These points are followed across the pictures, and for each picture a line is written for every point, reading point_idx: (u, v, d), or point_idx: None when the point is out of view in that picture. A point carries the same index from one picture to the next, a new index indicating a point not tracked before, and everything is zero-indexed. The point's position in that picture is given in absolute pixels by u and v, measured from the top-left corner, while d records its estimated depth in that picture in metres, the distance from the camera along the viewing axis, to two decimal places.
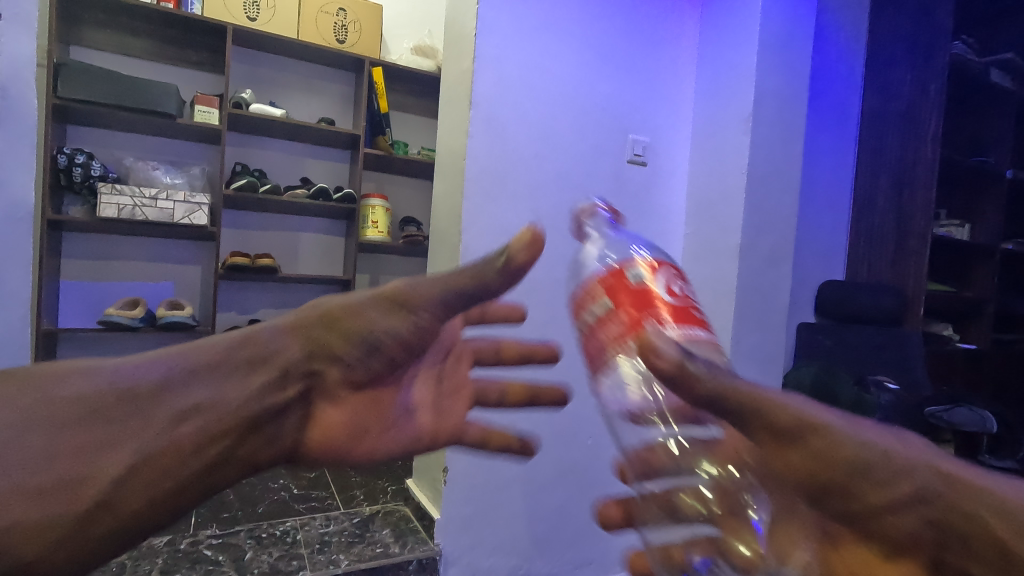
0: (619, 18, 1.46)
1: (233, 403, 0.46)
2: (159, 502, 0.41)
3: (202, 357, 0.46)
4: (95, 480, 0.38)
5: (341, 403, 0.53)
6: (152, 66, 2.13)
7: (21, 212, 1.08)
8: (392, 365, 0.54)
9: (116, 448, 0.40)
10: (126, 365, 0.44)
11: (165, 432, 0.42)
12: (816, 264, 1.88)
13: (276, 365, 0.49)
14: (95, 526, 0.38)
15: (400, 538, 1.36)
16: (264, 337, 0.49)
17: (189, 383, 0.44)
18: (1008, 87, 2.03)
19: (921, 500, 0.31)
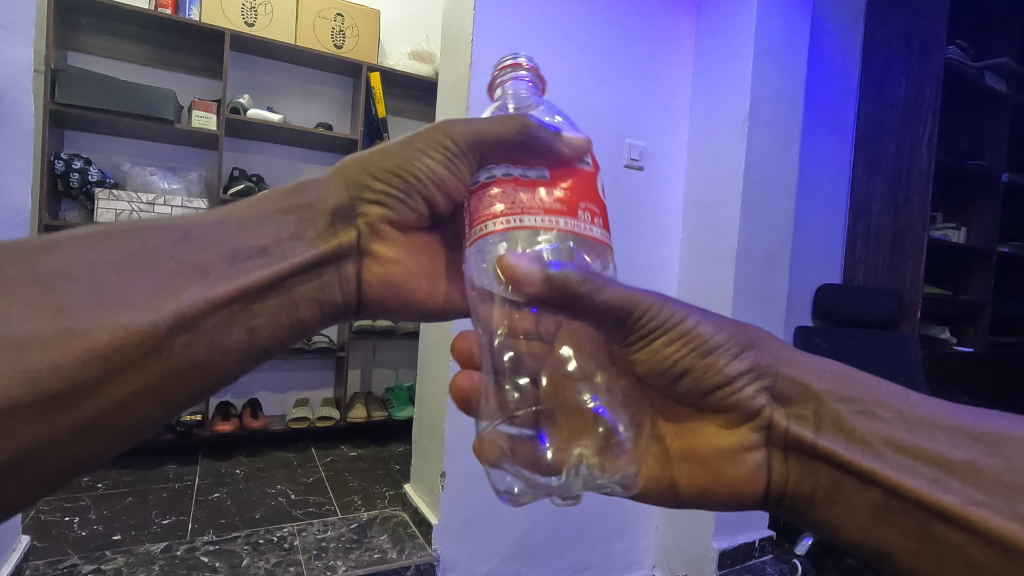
0: (614, 25, 1.46)
1: (185, 285, 0.46)
2: (117, 373, 0.41)
3: (130, 243, 0.45)
4: (40, 350, 0.38)
5: (314, 280, 0.55)
6: (149, 72, 2.12)
7: (17, 217, 1.08)
8: (430, 204, 0.58)
9: (56, 315, 0.39)
10: (59, 249, 0.43)
11: (127, 311, 0.42)
12: (812, 268, 1.89)
13: (229, 248, 0.49)
14: (44, 396, 0.37)
15: (397, 544, 1.36)
16: (204, 226, 0.50)
17: (123, 266, 0.44)
18: (1003, 92, 2.04)
19: (740, 350, 0.53)
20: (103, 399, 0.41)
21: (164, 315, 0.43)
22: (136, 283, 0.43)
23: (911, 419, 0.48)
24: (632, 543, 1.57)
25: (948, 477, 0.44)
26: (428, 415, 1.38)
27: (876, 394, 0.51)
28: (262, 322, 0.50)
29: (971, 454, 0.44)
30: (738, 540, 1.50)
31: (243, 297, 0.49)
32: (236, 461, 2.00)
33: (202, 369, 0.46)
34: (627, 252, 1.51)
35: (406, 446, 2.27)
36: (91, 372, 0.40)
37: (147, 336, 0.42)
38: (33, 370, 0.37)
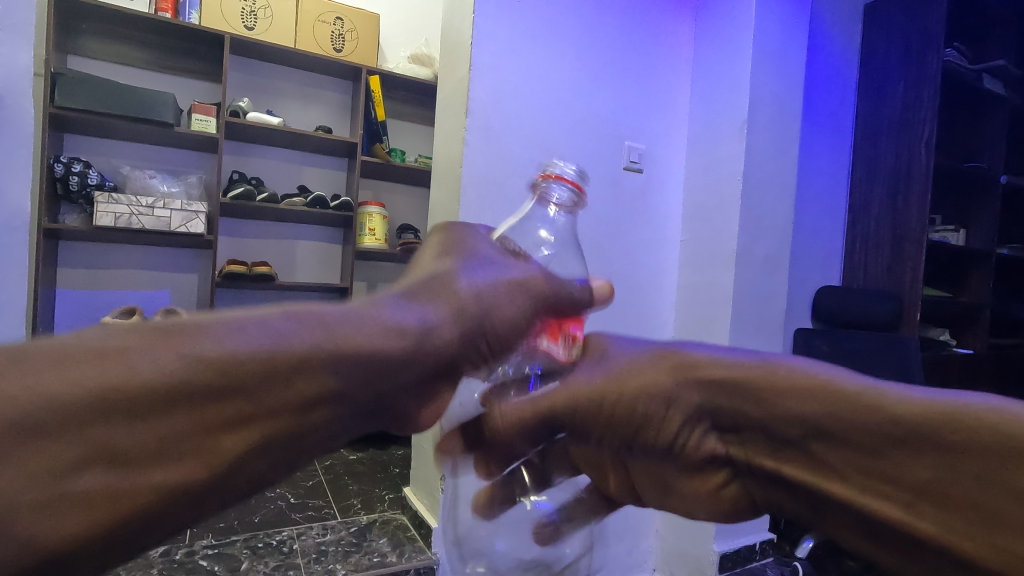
0: (614, 26, 1.47)
1: (241, 432, 0.33)
2: (136, 540, 0.30)
3: (215, 367, 0.32)
4: (71, 519, 0.27)
5: (379, 425, 0.43)
6: (149, 75, 2.13)
7: (17, 220, 1.09)
8: (494, 342, 0.54)
9: (112, 467, 0.29)
10: (142, 356, 0.31)
11: (181, 472, 0.31)
12: (812, 270, 1.89)
13: (314, 387, 0.36)
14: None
15: (397, 548, 1.35)
16: (309, 349, 0.36)
17: (191, 405, 0.31)
18: (1001, 94, 2.04)
19: (664, 395, 0.47)
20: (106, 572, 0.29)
21: (213, 479, 0.32)
22: (191, 431, 0.31)
23: (864, 427, 0.37)
24: (634, 546, 1.56)
25: (917, 499, 0.34)
26: None
27: (814, 392, 0.40)
28: (309, 472, 0.38)
29: (939, 467, 0.33)
30: (739, 543, 1.50)
31: (298, 450, 0.36)
32: None
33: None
34: (626, 255, 1.51)
35: (406, 450, 2.27)
36: (108, 544, 0.29)
37: (188, 505, 0.31)
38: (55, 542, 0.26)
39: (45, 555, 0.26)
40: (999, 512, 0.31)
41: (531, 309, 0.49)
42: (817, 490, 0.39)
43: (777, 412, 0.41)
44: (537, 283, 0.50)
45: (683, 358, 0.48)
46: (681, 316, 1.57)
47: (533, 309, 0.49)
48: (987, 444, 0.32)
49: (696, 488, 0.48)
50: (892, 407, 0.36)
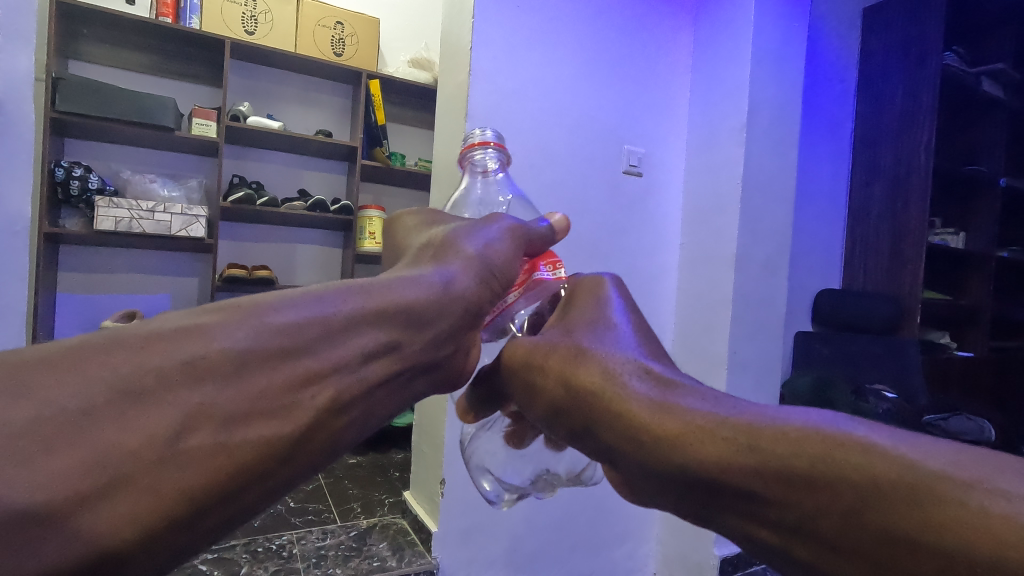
0: (614, 32, 1.47)
1: (316, 378, 0.43)
2: (251, 481, 0.38)
3: (278, 337, 0.42)
4: (194, 466, 0.35)
5: (423, 377, 0.53)
6: (148, 80, 2.15)
7: (17, 225, 1.09)
8: (502, 288, 0.58)
9: (216, 425, 0.37)
10: (219, 336, 0.39)
11: (271, 421, 0.40)
12: (810, 273, 1.90)
13: (360, 346, 0.46)
14: (182, 516, 0.35)
15: (397, 552, 1.35)
16: (346, 316, 0.46)
17: (270, 368, 0.41)
18: (1000, 97, 2.05)
19: (569, 407, 0.49)
20: (231, 509, 0.38)
21: (298, 426, 0.41)
22: (277, 387, 0.41)
23: (740, 469, 0.36)
24: (633, 551, 1.55)
25: (796, 537, 0.34)
26: (428, 422, 1.37)
27: (691, 431, 0.39)
28: (373, 412, 0.48)
29: (812, 509, 0.33)
30: (740, 547, 1.49)
31: (357, 396, 0.46)
32: None
33: (318, 464, 0.44)
34: (625, 258, 1.51)
35: (406, 453, 2.27)
36: (228, 487, 0.37)
37: (284, 448, 0.40)
38: (190, 484, 0.35)
39: (191, 490, 0.35)
40: (872, 557, 0.31)
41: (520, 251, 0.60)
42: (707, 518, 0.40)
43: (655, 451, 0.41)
44: (523, 233, 0.60)
45: (578, 368, 0.49)
46: (680, 320, 1.57)
47: (524, 246, 0.60)
48: (854, 491, 0.32)
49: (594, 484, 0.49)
50: (767, 447, 0.36)
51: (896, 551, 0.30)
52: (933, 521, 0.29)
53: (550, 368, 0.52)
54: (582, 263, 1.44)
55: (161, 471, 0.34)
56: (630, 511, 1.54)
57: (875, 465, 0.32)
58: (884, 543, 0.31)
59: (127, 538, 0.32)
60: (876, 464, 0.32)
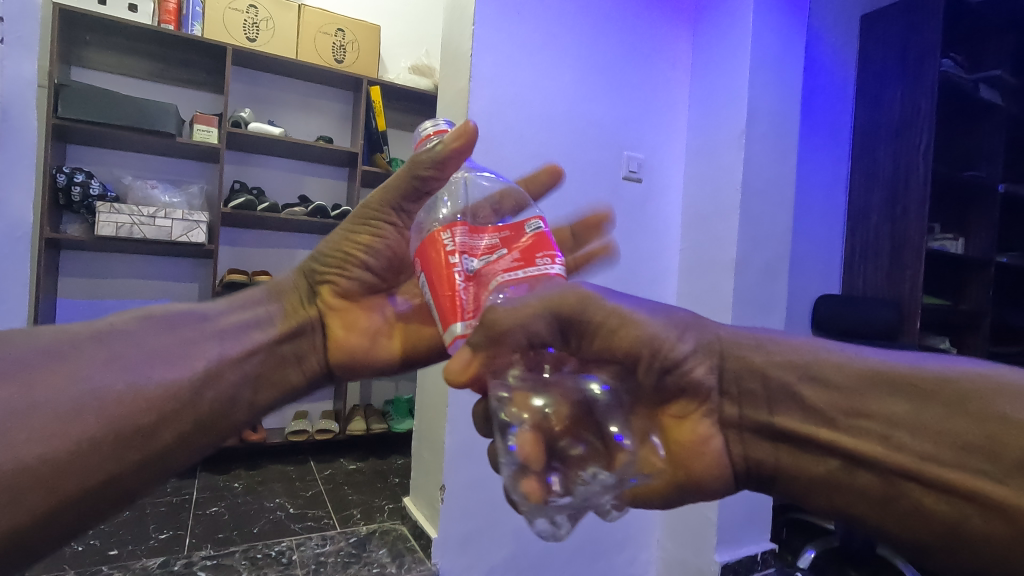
0: (614, 39, 1.48)
1: (204, 344, 0.59)
2: (164, 417, 0.53)
3: (153, 319, 0.59)
4: (108, 402, 0.49)
5: (298, 348, 0.65)
6: (151, 86, 2.16)
7: (18, 231, 1.11)
8: (372, 272, 0.68)
9: (121, 372, 0.52)
10: (118, 324, 0.56)
11: (171, 371, 0.55)
12: (808, 279, 1.90)
13: (226, 322, 0.62)
14: (108, 440, 0.48)
15: (397, 558, 1.36)
16: (220, 305, 0.65)
17: (166, 337, 0.58)
18: (997, 103, 2.06)
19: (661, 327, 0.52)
20: (151, 445, 0.51)
21: (193, 372, 0.56)
22: (171, 348, 0.57)
23: (864, 377, 0.45)
24: (633, 557, 1.55)
25: (900, 432, 0.41)
26: (428, 427, 1.37)
27: (803, 352, 0.49)
28: (268, 373, 0.62)
29: (912, 404, 0.42)
30: (740, 553, 1.48)
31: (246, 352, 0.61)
32: (235, 475, 1.97)
33: (225, 416, 0.58)
34: (626, 264, 1.51)
35: (406, 459, 2.26)
36: (144, 424, 0.51)
37: (183, 390, 0.55)
38: (109, 415, 0.49)
39: (110, 418, 0.49)
40: (971, 438, 0.39)
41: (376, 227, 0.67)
42: (820, 436, 0.45)
43: (780, 364, 0.50)
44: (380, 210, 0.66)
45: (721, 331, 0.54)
46: None
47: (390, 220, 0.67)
48: (963, 386, 0.40)
49: (685, 432, 0.52)
50: (871, 360, 0.46)
51: (991, 427, 0.38)
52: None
53: (565, 300, 0.51)
54: (583, 269, 1.44)
55: (82, 406, 0.47)
56: (630, 517, 1.54)
57: (973, 374, 0.41)
58: (981, 423, 0.39)
59: (59, 453, 0.45)
60: (975, 371, 0.41)
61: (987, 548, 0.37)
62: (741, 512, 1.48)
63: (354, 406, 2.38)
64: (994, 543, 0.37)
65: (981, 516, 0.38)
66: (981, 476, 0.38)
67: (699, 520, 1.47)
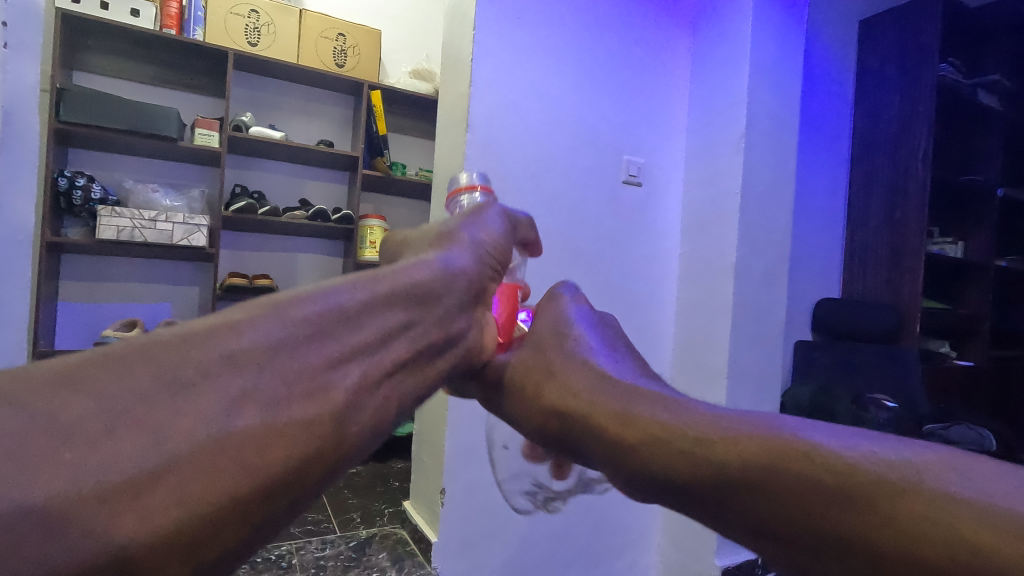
0: (614, 47, 1.49)
1: (345, 362, 0.46)
2: (315, 461, 0.40)
3: (303, 326, 0.45)
4: (251, 449, 0.36)
5: (443, 354, 0.59)
6: (152, 91, 2.17)
7: None
8: (502, 274, 0.71)
9: (261, 406, 0.39)
10: (246, 334, 0.42)
11: (314, 402, 0.42)
12: (808, 283, 1.91)
13: (381, 327, 0.51)
14: (252, 499, 0.35)
15: (397, 563, 1.37)
16: (360, 301, 0.51)
17: (305, 351, 0.44)
18: (997, 108, 2.06)
19: (559, 412, 0.57)
20: (294, 495, 0.39)
21: (339, 403, 0.44)
22: (314, 367, 0.44)
23: (746, 462, 0.40)
24: (633, 562, 1.55)
25: (772, 520, 0.37)
26: (428, 432, 1.37)
27: (672, 436, 0.46)
28: (404, 392, 0.52)
29: (764, 496, 0.38)
30: (740, 557, 1.48)
31: (386, 372, 0.50)
32: None
33: (362, 448, 0.46)
34: (625, 268, 1.52)
35: (406, 464, 2.26)
36: (291, 473, 0.38)
37: (331, 425, 0.42)
38: (257, 465, 0.36)
39: (257, 470, 0.36)
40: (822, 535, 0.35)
41: (507, 239, 0.73)
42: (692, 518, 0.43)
43: (649, 449, 0.46)
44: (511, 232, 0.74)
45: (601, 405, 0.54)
46: (680, 329, 1.58)
47: (511, 241, 0.74)
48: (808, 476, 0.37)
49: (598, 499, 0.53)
50: (733, 445, 0.41)
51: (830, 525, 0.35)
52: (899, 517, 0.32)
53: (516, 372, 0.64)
54: (582, 273, 1.45)
55: (219, 453, 0.35)
56: (629, 521, 1.53)
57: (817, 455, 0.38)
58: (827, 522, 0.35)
59: (196, 526, 0.32)
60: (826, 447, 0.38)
61: None
62: None
63: None
64: None
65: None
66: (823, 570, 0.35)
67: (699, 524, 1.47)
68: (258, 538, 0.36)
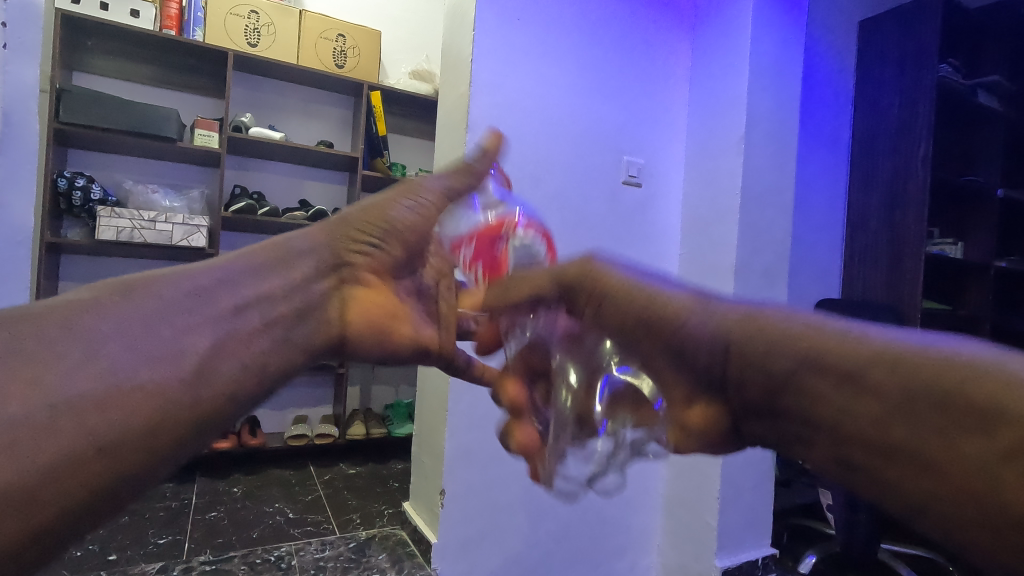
0: (614, 47, 1.49)
1: (207, 332, 0.48)
2: (161, 427, 0.43)
3: (130, 299, 0.47)
4: (91, 412, 0.40)
5: (319, 324, 0.58)
6: (153, 91, 2.15)
7: (18, 235, 1.12)
8: (409, 249, 0.65)
9: (103, 372, 0.41)
10: (95, 312, 0.44)
11: (159, 367, 0.44)
12: (808, 284, 1.91)
13: (232, 301, 0.52)
14: (86, 458, 0.39)
15: (396, 564, 1.37)
16: (212, 278, 0.52)
17: (152, 321, 0.46)
18: (997, 109, 2.06)
19: (612, 321, 0.53)
20: (141, 459, 0.42)
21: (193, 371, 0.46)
22: (168, 334, 0.46)
23: (851, 357, 0.37)
24: (634, 562, 1.55)
25: (870, 412, 0.36)
26: (428, 432, 1.37)
27: (770, 337, 0.42)
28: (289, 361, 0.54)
29: (883, 400, 0.35)
30: (740, 558, 1.48)
31: (258, 338, 0.52)
32: (234, 480, 1.96)
33: (223, 417, 0.48)
34: None
35: (406, 464, 2.26)
36: (127, 438, 0.41)
37: (178, 394, 0.44)
38: (92, 428, 0.39)
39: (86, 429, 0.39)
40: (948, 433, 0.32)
41: (421, 213, 0.65)
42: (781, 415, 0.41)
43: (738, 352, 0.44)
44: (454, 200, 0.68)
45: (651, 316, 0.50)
46: None
47: (434, 214, 0.66)
48: (935, 371, 0.34)
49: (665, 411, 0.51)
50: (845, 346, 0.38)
51: (965, 422, 0.32)
52: (1002, 405, 0.31)
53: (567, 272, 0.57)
54: None
55: (56, 418, 0.38)
56: (630, 521, 1.53)
57: (950, 355, 0.34)
58: (957, 418, 0.32)
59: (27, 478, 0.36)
60: (951, 348, 0.35)
61: (968, 547, 0.32)
62: (741, 517, 1.48)
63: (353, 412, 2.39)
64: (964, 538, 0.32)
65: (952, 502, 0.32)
66: (953, 473, 0.32)
67: (699, 525, 1.46)
68: (98, 498, 0.39)
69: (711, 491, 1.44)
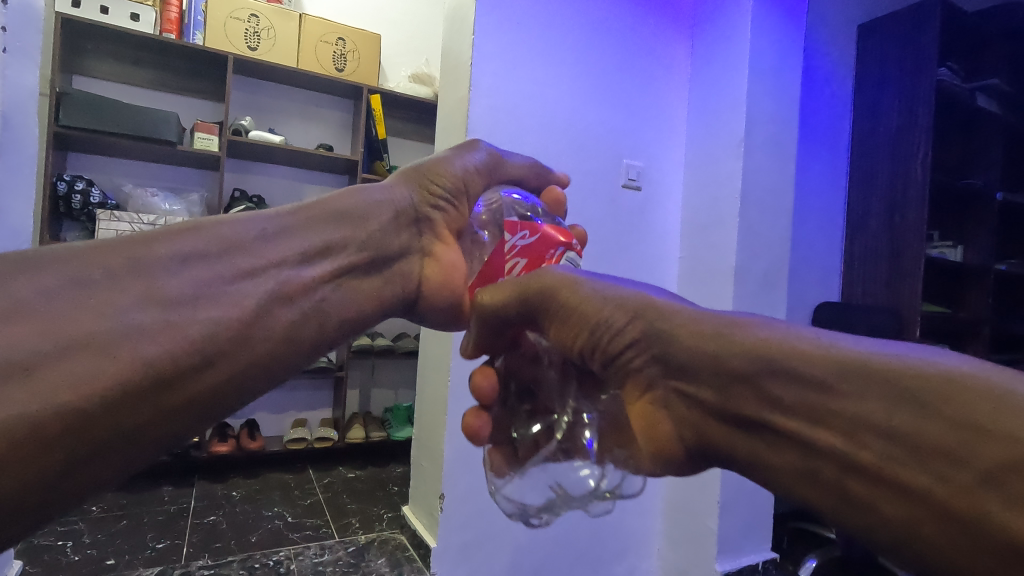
0: (614, 52, 1.49)
1: (245, 287, 0.53)
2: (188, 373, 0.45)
3: (213, 242, 0.53)
4: (143, 337, 0.43)
5: (373, 277, 0.66)
6: (154, 95, 2.17)
7: (19, 239, 1.12)
8: (469, 205, 0.76)
9: (160, 304, 0.45)
10: (161, 244, 0.50)
11: (210, 307, 0.49)
12: (807, 286, 1.91)
13: (298, 248, 0.59)
14: (127, 388, 0.40)
15: (396, 568, 1.37)
16: (278, 226, 0.60)
17: (210, 264, 0.51)
18: (996, 112, 2.06)
19: (582, 315, 0.55)
20: (172, 399, 0.43)
21: (239, 316, 0.50)
22: (214, 281, 0.51)
23: (839, 363, 0.39)
24: (634, 566, 1.54)
25: (863, 433, 0.36)
26: (427, 435, 1.37)
27: (756, 337, 0.43)
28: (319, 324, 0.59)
29: (886, 403, 0.36)
30: (741, 563, 1.47)
31: (304, 289, 0.57)
32: (233, 484, 1.96)
33: (243, 379, 0.50)
34: (624, 272, 1.51)
35: (405, 468, 2.26)
36: (164, 373, 0.43)
37: (213, 341, 0.47)
38: (143, 355, 0.42)
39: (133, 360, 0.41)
40: (937, 440, 0.33)
41: (481, 175, 0.78)
42: (756, 413, 0.42)
43: (723, 350, 0.44)
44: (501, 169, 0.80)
45: (650, 308, 0.51)
46: None
47: (489, 177, 0.79)
48: (941, 385, 0.34)
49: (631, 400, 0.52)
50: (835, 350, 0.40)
51: (962, 433, 0.32)
52: (990, 423, 0.32)
53: (530, 287, 0.59)
54: None
55: (108, 340, 0.41)
56: (631, 525, 1.53)
57: (954, 371, 0.35)
58: (953, 429, 0.33)
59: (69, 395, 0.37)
60: (956, 366, 0.35)
61: (938, 556, 0.33)
62: (741, 521, 1.47)
63: (353, 416, 2.39)
64: (935, 546, 0.33)
65: (930, 518, 0.33)
66: (944, 487, 0.32)
67: (699, 529, 1.46)
68: (120, 431, 0.40)
69: (711, 495, 1.44)
